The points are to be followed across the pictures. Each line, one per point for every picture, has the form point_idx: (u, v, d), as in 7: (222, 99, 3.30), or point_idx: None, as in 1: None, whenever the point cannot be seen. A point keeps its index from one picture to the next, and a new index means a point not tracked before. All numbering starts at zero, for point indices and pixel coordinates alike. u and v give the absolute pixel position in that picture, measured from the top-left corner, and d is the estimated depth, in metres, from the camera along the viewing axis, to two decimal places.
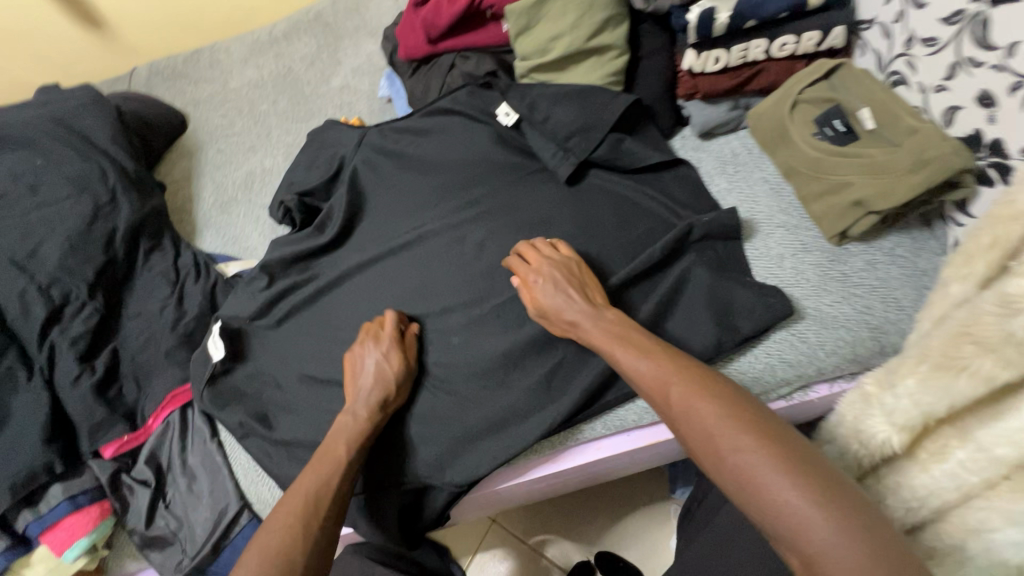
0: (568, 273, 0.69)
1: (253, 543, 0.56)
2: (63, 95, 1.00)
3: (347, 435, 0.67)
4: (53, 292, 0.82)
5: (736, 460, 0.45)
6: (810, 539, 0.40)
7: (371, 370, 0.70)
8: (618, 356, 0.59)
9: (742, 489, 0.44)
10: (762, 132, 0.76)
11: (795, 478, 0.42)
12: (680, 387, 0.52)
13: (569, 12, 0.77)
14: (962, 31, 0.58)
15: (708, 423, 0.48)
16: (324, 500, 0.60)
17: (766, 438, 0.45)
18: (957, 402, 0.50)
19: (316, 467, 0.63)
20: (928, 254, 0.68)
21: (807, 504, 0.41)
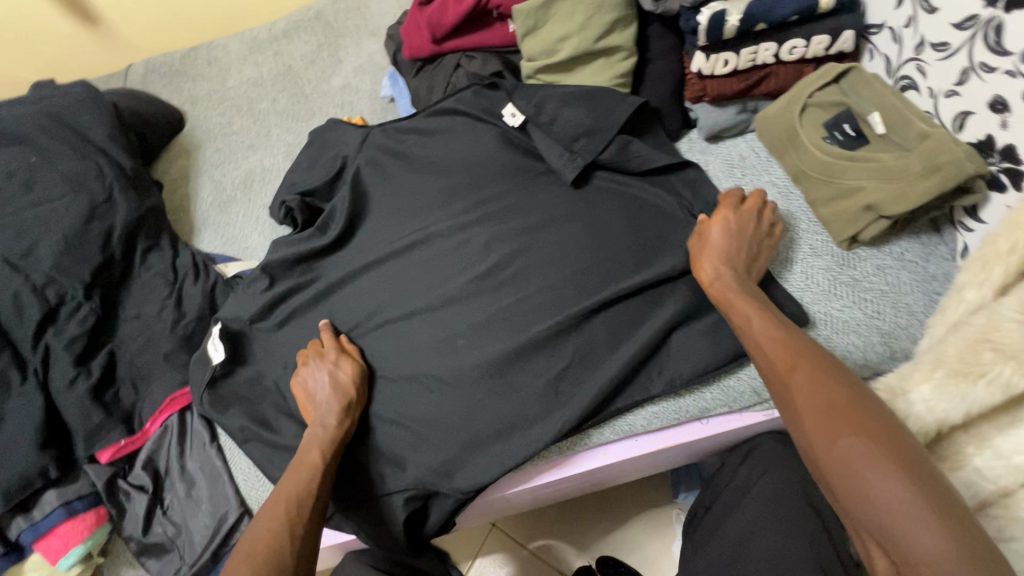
0: (739, 236, 0.65)
1: (239, 548, 0.59)
2: (58, 91, 0.98)
3: (319, 443, 0.67)
4: (48, 292, 0.80)
5: (850, 445, 0.45)
6: (911, 539, 0.41)
7: (324, 379, 0.72)
8: (749, 324, 0.58)
9: (846, 472, 0.45)
10: (770, 136, 0.76)
11: (908, 479, 0.42)
12: (807, 370, 0.51)
13: (578, 13, 0.77)
14: (974, 36, 0.58)
15: (830, 406, 0.48)
16: (304, 505, 0.62)
17: (890, 438, 0.45)
18: (973, 408, 0.49)
19: (292, 474, 0.65)
20: (938, 259, 0.68)
21: (919, 504, 0.41)
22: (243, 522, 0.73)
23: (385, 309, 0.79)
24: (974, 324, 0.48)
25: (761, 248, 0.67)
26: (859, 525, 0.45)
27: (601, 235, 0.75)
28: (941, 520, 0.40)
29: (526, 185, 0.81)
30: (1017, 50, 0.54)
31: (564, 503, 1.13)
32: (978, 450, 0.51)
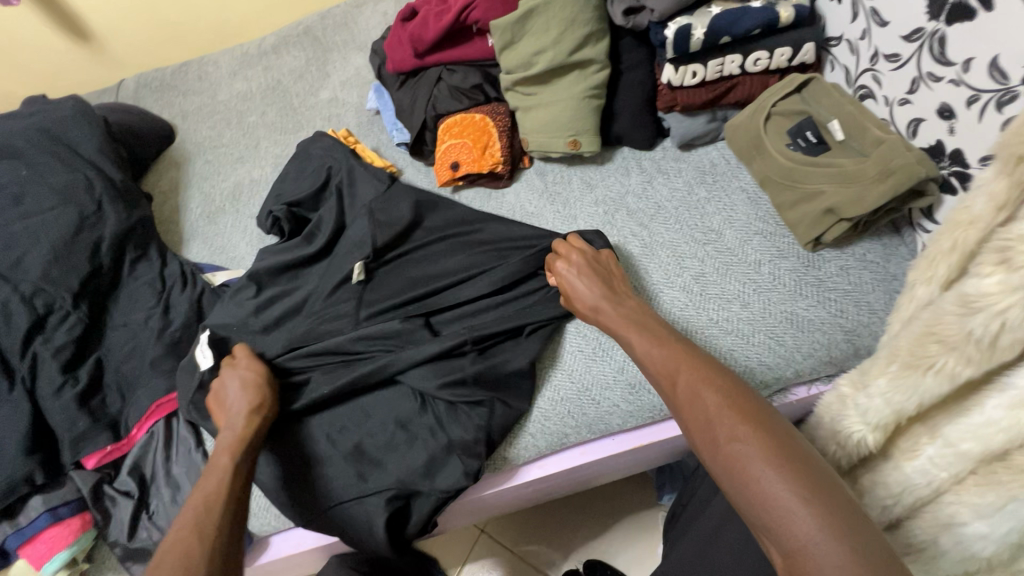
0: (597, 272, 0.70)
1: (167, 541, 0.53)
2: (49, 105, 1.00)
3: (224, 444, 0.65)
4: (37, 301, 0.82)
5: (733, 445, 0.44)
6: (796, 535, 0.39)
7: (237, 389, 0.72)
8: (633, 342, 0.60)
9: (733, 475, 0.44)
10: (738, 144, 0.79)
11: (783, 472, 0.41)
12: (689, 373, 0.52)
13: (552, 28, 0.80)
14: (920, 47, 0.61)
15: (709, 407, 0.48)
16: (212, 500, 0.58)
17: (766, 429, 0.45)
18: (925, 398, 0.51)
19: (206, 474, 0.62)
20: (898, 260, 0.70)
21: (797, 499, 0.40)
22: None
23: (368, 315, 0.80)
24: (923, 317, 0.50)
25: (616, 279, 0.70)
26: (753, 527, 0.42)
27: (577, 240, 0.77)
28: (817, 509, 0.39)
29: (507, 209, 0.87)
30: (958, 60, 0.57)
31: (553, 508, 1.14)
32: (933, 439, 0.53)
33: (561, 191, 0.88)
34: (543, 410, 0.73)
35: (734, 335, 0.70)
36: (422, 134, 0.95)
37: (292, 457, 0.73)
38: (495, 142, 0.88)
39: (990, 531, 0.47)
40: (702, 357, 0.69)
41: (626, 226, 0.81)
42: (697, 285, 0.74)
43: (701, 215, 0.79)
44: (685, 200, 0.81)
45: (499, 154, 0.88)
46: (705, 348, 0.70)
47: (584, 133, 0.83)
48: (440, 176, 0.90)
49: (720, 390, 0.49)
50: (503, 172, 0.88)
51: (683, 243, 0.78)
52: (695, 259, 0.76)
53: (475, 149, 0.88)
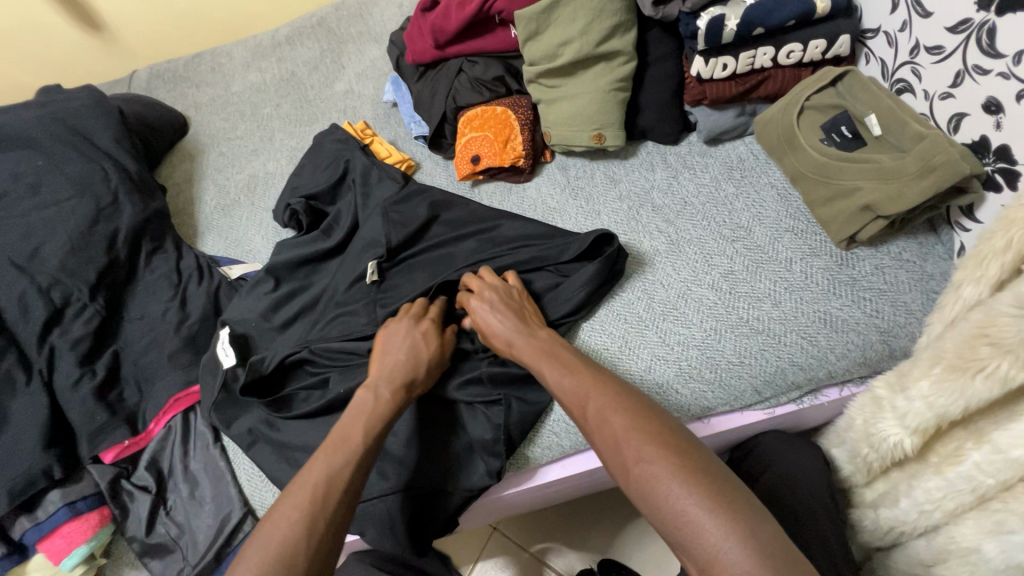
0: (508, 297, 0.69)
1: (259, 534, 0.51)
2: (64, 95, 0.99)
3: (367, 419, 0.61)
4: (54, 293, 0.81)
5: (641, 468, 0.45)
6: (710, 548, 0.40)
7: (405, 349, 0.68)
8: (544, 371, 0.59)
9: (648, 499, 0.44)
10: (769, 139, 0.77)
11: (691, 487, 0.43)
12: (597, 400, 0.52)
13: (578, 18, 0.78)
14: (967, 39, 0.59)
15: (618, 433, 0.48)
16: (333, 488, 0.54)
17: (672, 445, 0.46)
18: (972, 403, 0.50)
19: (323, 452, 0.58)
20: (935, 259, 0.68)
21: (704, 513, 0.41)
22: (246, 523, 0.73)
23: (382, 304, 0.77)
24: (972, 319, 0.49)
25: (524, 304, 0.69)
26: (671, 543, 0.44)
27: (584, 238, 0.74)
28: (724, 519, 0.41)
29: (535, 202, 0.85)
30: (1009, 52, 0.55)
31: (567, 507, 1.13)
32: (978, 444, 0.51)
33: (585, 186, 0.86)
34: (567, 409, 0.71)
35: (764, 334, 0.68)
36: (442, 127, 0.93)
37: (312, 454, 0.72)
38: (516, 135, 0.86)
39: None
40: (732, 357, 0.68)
41: (651, 222, 0.80)
42: (726, 283, 0.72)
43: (730, 211, 0.78)
44: (712, 196, 0.80)
45: (521, 147, 0.86)
46: (734, 347, 0.68)
47: (608, 126, 0.81)
48: (461, 169, 0.88)
49: (626, 412, 0.49)
50: (525, 166, 0.87)
51: (710, 240, 0.76)
52: (723, 257, 0.74)
53: (497, 142, 0.86)
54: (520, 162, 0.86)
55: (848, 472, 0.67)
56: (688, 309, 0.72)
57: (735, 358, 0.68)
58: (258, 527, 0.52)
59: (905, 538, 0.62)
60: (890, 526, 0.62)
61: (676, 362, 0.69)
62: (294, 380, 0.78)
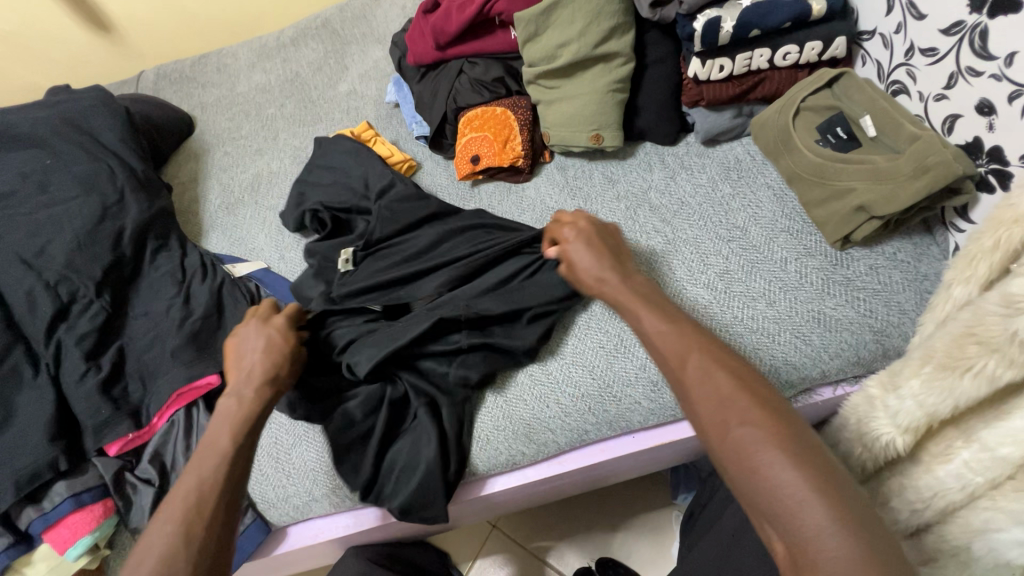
0: (602, 250, 0.67)
1: (133, 557, 0.49)
2: (72, 95, 1.01)
3: (232, 420, 0.60)
4: (61, 289, 0.82)
5: (744, 432, 0.43)
6: (807, 525, 0.38)
7: (257, 351, 0.67)
8: (642, 315, 0.57)
9: (743, 462, 0.42)
10: (766, 140, 0.77)
11: (795, 460, 0.41)
12: (701, 356, 0.49)
13: (576, 20, 0.79)
14: (960, 41, 0.59)
15: (722, 392, 0.46)
16: (205, 495, 0.53)
17: (779, 417, 0.44)
18: (961, 401, 0.50)
19: (195, 464, 0.56)
20: (929, 259, 0.69)
21: (807, 489, 0.39)
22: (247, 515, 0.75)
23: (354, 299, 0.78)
24: (961, 318, 0.50)
25: (617, 248, 0.69)
26: (756, 514, 0.42)
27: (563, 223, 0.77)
28: (832, 500, 0.38)
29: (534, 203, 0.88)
30: (1001, 54, 0.55)
31: (567, 504, 1.14)
32: (967, 443, 0.51)
33: (582, 186, 0.87)
34: (563, 407, 0.72)
35: (759, 333, 0.69)
36: (443, 127, 0.94)
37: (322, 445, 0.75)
38: (516, 135, 0.87)
39: None
40: None
41: (648, 221, 0.80)
42: (723, 282, 0.73)
43: (726, 211, 0.78)
44: (709, 197, 0.80)
45: (520, 147, 0.87)
46: (729, 346, 0.69)
47: (606, 127, 0.82)
48: (461, 169, 0.89)
49: (733, 373, 0.47)
50: (524, 166, 0.88)
51: (707, 239, 0.77)
52: (719, 256, 0.75)
53: (496, 142, 0.87)
54: (519, 162, 0.87)
55: None
56: (685, 307, 0.72)
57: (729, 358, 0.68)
58: (131, 551, 0.50)
59: None
60: None
61: None
62: None
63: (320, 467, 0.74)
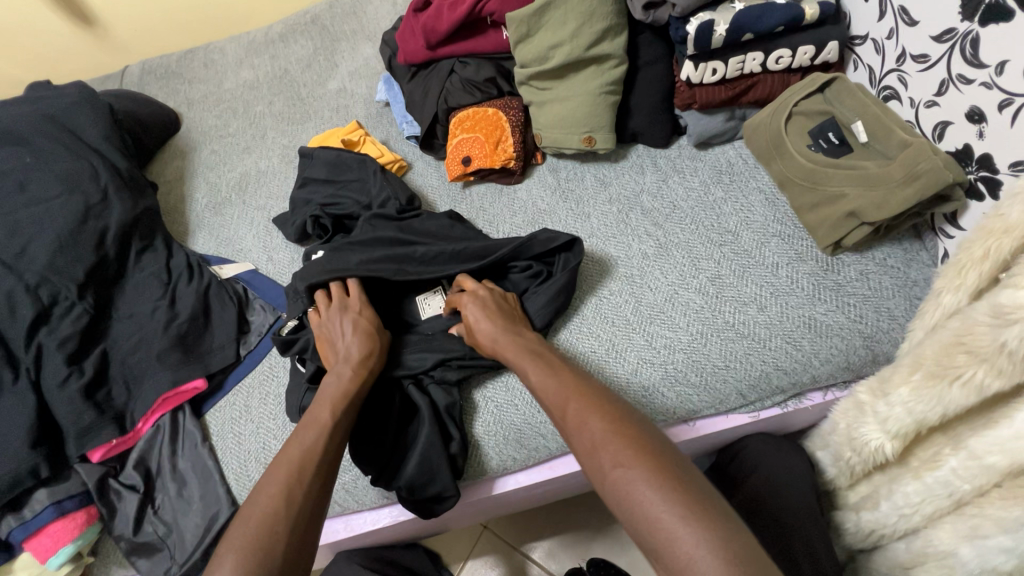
0: (495, 302, 0.70)
1: (240, 513, 0.51)
2: (53, 91, 0.98)
3: (332, 396, 0.63)
4: (42, 292, 0.80)
5: (616, 467, 0.45)
6: (681, 553, 0.39)
7: (345, 331, 0.70)
8: (529, 372, 0.59)
9: (620, 499, 0.44)
10: (758, 143, 0.77)
11: (666, 490, 0.42)
12: (576, 402, 0.52)
13: (569, 21, 0.78)
14: (951, 48, 0.60)
15: (596, 438, 0.48)
16: (311, 460, 0.56)
17: (649, 449, 0.45)
18: (950, 409, 0.50)
19: (297, 434, 0.59)
20: (919, 265, 0.69)
21: (674, 517, 0.40)
22: None
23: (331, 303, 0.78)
24: (951, 327, 0.50)
25: (513, 312, 0.71)
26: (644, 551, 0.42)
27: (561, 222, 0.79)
28: (702, 523, 0.40)
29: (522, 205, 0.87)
30: (992, 62, 0.55)
31: (557, 504, 1.14)
32: (956, 450, 0.52)
33: (575, 188, 0.86)
34: None
35: (750, 339, 0.69)
36: (433, 127, 0.93)
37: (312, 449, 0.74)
38: (507, 137, 0.87)
39: (1014, 545, 0.47)
40: (718, 361, 0.68)
41: (639, 225, 0.80)
42: (712, 287, 0.73)
43: (717, 215, 0.78)
44: (701, 200, 0.80)
45: (512, 149, 0.86)
46: (721, 351, 0.69)
47: (599, 129, 0.81)
48: (452, 170, 0.88)
49: (604, 417, 0.49)
50: (516, 167, 0.87)
51: (698, 244, 0.76)
52: (710, 261, 0.75)
53: (488, 144, 0.86)
54: (511, 164, 0.86)
55: (832, 475, 0.68)
56: (676, 313, 0.72)
57: (721, 362, 0.68)
58: (239, 509, 0.52)
59: (885, 541, 0.63)
60: (871, 529, 0.62)
61: (662, 365, 0.69)
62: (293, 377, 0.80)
63: None
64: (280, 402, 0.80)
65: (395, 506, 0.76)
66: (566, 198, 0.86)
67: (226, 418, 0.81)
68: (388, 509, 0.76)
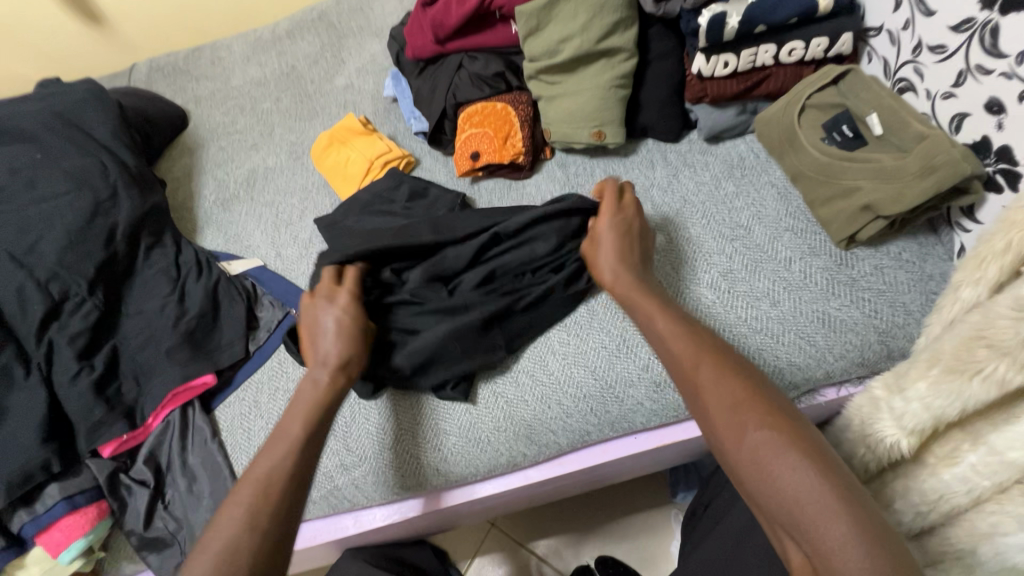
0: (618, 241, 0.69)
1: (202, 544, 0.51)
2: (62, 88, 0.99)
3: (304, 410, 0.61)
4: (52, 287, 0.81)
5: (761, 442, 0.45)
6: (823, 531, 0.40)
7: (331, 329, 0.65)
8: (653, 321, 0.60)
9: (759, 473, 0.45)
10: (770, 137, 0.76)
11: (812, 468, 0.43)
12: (710, 365, 0.52)
13: (579, 14, 0.78)
14: (970, 38, 0.59)
15: (731, 405, 0.49)
16: (275, 485, 0.55)
17: (794, 431, 0.46)
18: (969, 404, 0.50)
19: (266, 450, 0.58)
20: (935, 260, 0.68)
21: (825, 497, 0.41)
22: None
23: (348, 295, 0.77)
24: (970, 321, 0.49)
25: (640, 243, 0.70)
26: (773, 520, 0.44)
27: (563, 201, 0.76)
28: (847, 507, 0.41)
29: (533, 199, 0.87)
30: (1012, 52, 0.54)
31: (564, 502, 1.13)
32: (974, 446, 0.51)
33: (584, 183, 0.86)
34: (564, 407, 0.71)
35: (763, 334, 0.68)
36: (441, 123, 0.93)
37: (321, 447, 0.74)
38: (516, 132, 0.86)
39: None
40: None
41: (650, 220, 0.79)
42: (726, 282, 0.72)
43: (729, 210, 0.77)
44: (713, 195, 0.79)
45: (521, 144, 0.86)
46: (733, 346, 0.68)
47: (609, 123, 0.81)
48: (460, 165, 0.87)
49: (740, 385, 0.50)
50: (525, 162, 0.86)
51: (710, 238, 0.76)
52: (723, 256, 0.74)
53: (497, 139, 0.86)
54: (519, 159, 0.86)
55: None
56: (688, 308, 0.71)
57: (733, 358, 0.68)
58: (201, 538, 0.52)
59: None
60: None
61: None
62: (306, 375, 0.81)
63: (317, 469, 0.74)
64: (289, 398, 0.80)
65: (404, 502, 0.75)
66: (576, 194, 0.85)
67: (235, 414, 0.81)
68: (397, 506, 0.76)
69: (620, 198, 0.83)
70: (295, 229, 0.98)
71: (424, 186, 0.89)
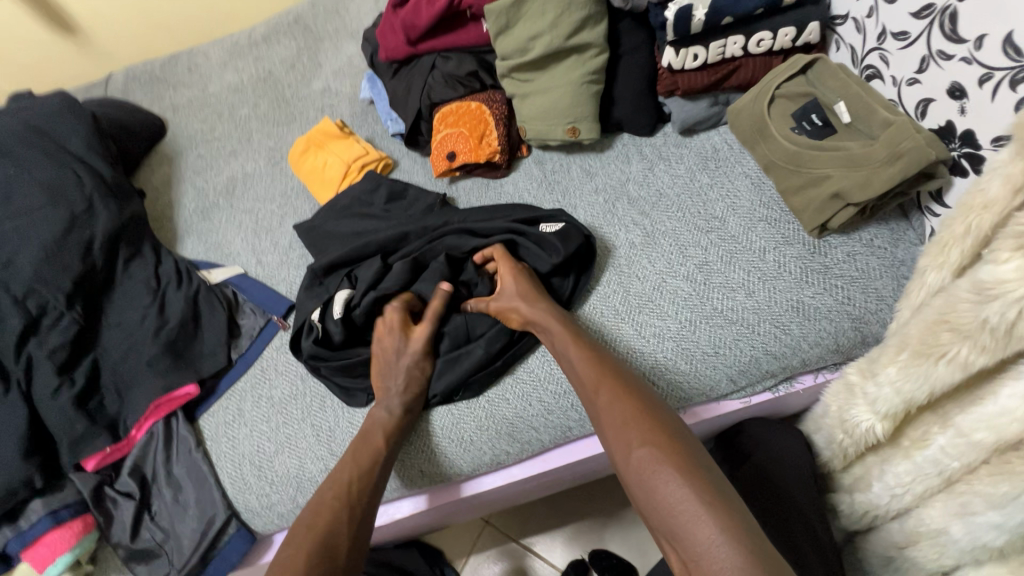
0: (531, 283, 0.73)
1: (299, 525, 0.59)
2: (35, 102, 0.98)
3: (382, 426, 0.68)
4: (29, 303, 0.80)
5: (646, 457, 0.50)
6: (695, 534, 0.44)
7: (399, 364, 0.71)
8: (561, 349, 0.65)
9: (645, 483, 0.49)
10: (742, 128, 0.77)
11: (689, 480, 0.47)
12: (609, 386, 0.58)
13: (548, 11, 0.78)
14: (931, 24, 0.59)
15: (625, 423, 0.54)
16: (364, 485, 0.63)
17: (676, 446, 0.50)
18: (936, 387, 0.50)
19: (353, 455, 0.66)
20: (906, 245, 0.69)
21: (698, 507, 0.45)
22: (231, 525, 0.75)
23: (331, 302, 0.77)
24: (935, 305, 0.49)
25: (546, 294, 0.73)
26: (657, 529, 0.48)
27: (541, 215, 0.78)
28: (718, 516, 0.44)
29: (513, 197, 0.87)
30: (971, 37, 0.55)
31: (558, 496, 1.14)
32: (944, 428, 0.52)
33: (561, 180, 0.86)
34: (546, 404, 0.71)
35: (738, 325, 0.69)
36: (418, 124, 0.93)
37: (309, 454, 0.75)
38: (491, 131, 0.86)
39: (1003, 520, 0.47)
40: (707, 347, 0.68)
41: (626, 214, 0.80)
42: (700, 275, 0.72)
43: (706, 204, 0.78)
44: (687, 186, 0.80)
45: (497, 142, 0.85)
46: (709, 338, 0.69)
47: (583, 119, 0.81)
48: (438, 165, 0.87)
49: (634, 405, 0.55)
50: (501, 161, 0.86)
51: (685, 231, 0.76)
52: (697, 248, 0.74)
53: (472, 138, 0.85)
54: (496, 158, 0.86)
55: (826, 457, 0.68)
56: (664, 301, 0.72)
57: (714, 350, 0.68)
58: (296, 523, 0.60)
59: (880, 521, 0.63)
60: (865, 510, 0.63)
61: (651, 354, 0.69)
62: (292, 378, 0.81)
63: (303, 474, 0.74)
64: (273, 405, 0.80)
65: (393, 504, 0.76)
66: (554, 189, 0.85)
67: (220, 422, 0.81)
68: (384, 508, 0.76)
69: (596, 194, 0.83)
70: (276, 235, 0.97)
71: (402, 188, 0.88)
